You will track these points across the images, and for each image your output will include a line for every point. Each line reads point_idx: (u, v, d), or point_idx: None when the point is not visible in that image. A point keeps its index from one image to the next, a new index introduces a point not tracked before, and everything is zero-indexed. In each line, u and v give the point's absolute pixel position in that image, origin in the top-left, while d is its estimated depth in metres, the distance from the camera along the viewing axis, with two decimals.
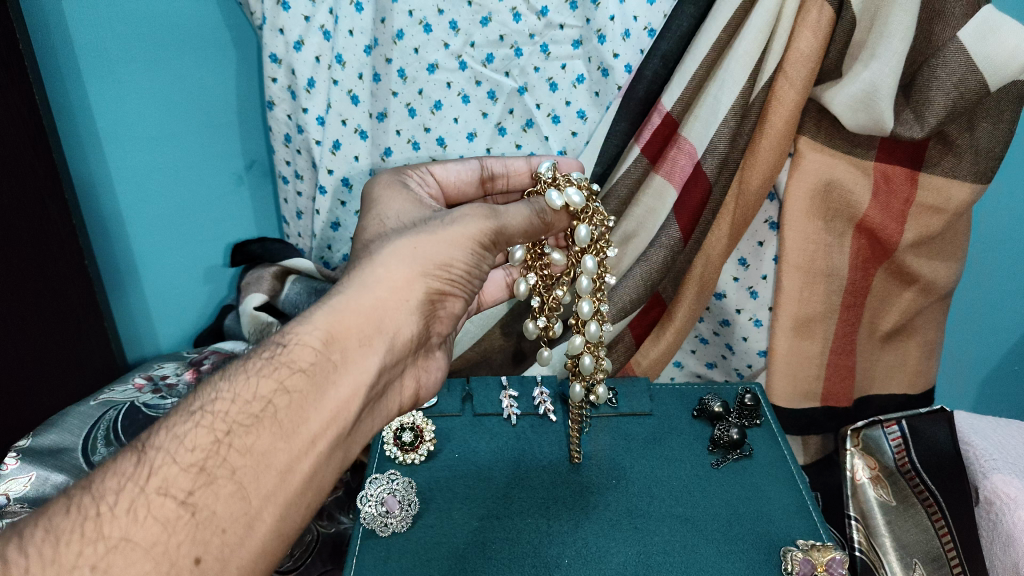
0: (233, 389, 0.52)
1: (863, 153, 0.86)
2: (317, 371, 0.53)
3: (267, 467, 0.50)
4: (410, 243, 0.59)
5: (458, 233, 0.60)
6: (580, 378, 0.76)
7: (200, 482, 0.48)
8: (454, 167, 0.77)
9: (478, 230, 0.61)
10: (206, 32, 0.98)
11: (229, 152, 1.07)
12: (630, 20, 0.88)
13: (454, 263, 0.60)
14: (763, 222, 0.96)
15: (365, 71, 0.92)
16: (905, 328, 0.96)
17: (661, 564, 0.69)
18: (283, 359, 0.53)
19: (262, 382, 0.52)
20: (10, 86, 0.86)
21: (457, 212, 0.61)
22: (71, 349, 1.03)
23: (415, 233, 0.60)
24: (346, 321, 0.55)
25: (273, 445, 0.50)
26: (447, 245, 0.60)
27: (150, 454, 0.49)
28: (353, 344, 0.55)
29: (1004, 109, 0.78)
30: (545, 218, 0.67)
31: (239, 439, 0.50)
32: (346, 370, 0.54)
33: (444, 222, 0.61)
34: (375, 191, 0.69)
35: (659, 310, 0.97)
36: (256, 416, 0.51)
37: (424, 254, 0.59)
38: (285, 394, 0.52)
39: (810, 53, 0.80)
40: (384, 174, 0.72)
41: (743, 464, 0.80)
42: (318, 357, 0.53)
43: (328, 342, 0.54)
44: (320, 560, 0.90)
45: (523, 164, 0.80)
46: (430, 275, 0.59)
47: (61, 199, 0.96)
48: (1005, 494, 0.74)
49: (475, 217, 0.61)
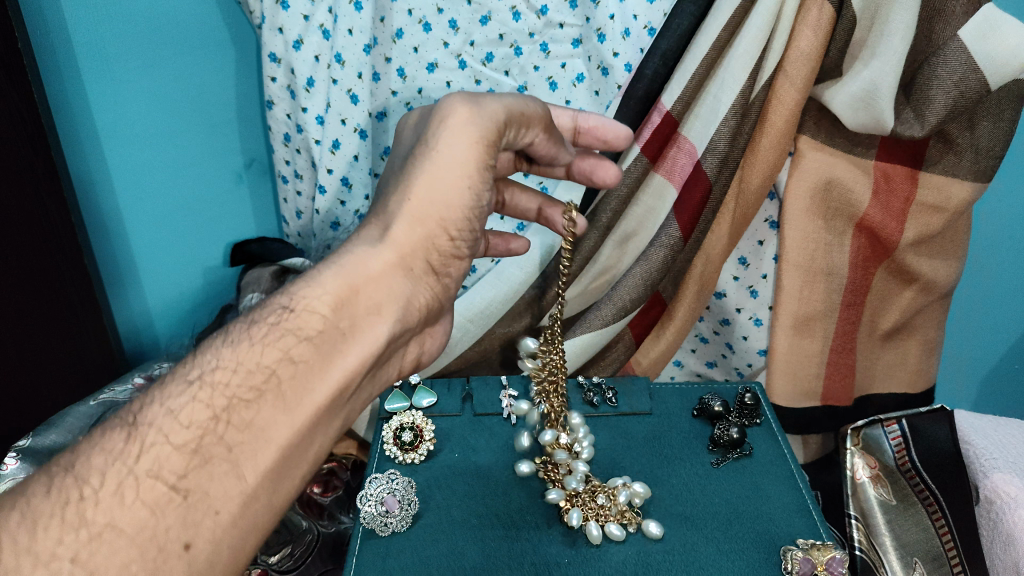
0: (235, 359, 0.52)
1: (863, 152, 0.86)
2: (324, 341, 0.53)
3: (267, 442, 0.50)
4: (401, 196, 0.57)
5: (450, 147, 0.56)
6: (610, 514, 0.72)
7: (194, 464, 0.48)
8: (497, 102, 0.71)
9: (466, 134, 0.56)
10: (207, 31, 0.98)
11: (229, 151, 1.08)
12: (629, 19, 0.87)
13: (454, 203, 0.57)
14: (763, 221, 0.96)
15: (365, 70, 0.91)
16: (905, 326, 0.96)
17: (661, 563, 0.69)
18: (290, 325, 0.53)
19: (266, 351, 0.52)
20: (10, 85, 0.85)
21: (440, 133, 0.57)
22: (70, 346, 1.03)
23: (405, 184, 0.57)
24: (356, 284, 0.55)
25: (273, 418, 0.50)
26: (444, 187, 0.57)
27: (141, 430, 0.48)
28: (362, 312, 0.55)
29: (1004, 107, 0.78)
30: (517, 111, 0.59)
31: (238, 413, 0.50)
32: (354, 339, 0.54)
33: (427, 145, 0.57)
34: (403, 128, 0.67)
35: (659, 309, 0.98)
36: (257, 389, 0.51)
37: (417, 203, 0.57)
38: (290, 364, 0.52)
39: (810, 52, 0.79)
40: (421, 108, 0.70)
41: (743, 463, 0.80)
42: (326, 324, 0.54)
43: (337, 306, 0.54)
44: (320, 560, 0.90)
45: (567, 120, 0.70)
46: (433, 235, 0.58)
47: (61, 197, 0.95)
48: (1005, 494, 0.73)
49: (458, 137, 0.56)
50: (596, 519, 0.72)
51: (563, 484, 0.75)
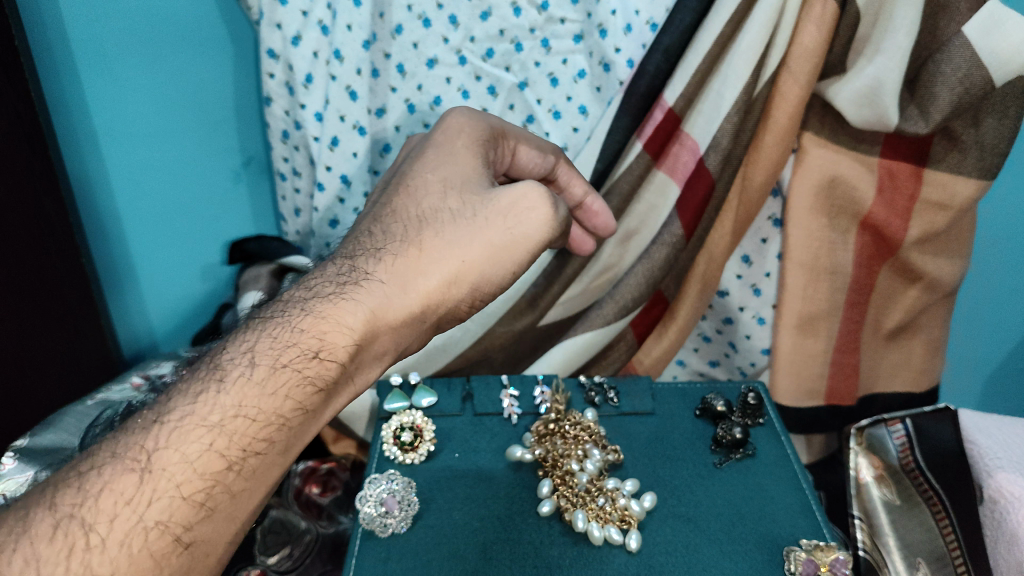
0: (255, 406, 0.53)
1: (867, 149, 0.85)
2: (334, 388, 0.57)
3: (261, 483, 0.54)
4: (459, 255, 0.62)
5: (525, 234, 0.64)
6: (610, 518, 0.72)
7: (201, 516, 0.50)
8: (535, 158, 0.78)
9: (541, 231, 0.65)
10: (205, 28, 0.96)
11: (229, 148, 1.07)
12: (631, 14, 0.86)
13: (489, 280, 0.64)
14: (766, 219, 0.94)
15: (364, 67, 0.90)
16: (910, 325, 0.95)
17: (663, 565, 0.69)
18: (310, 376, 0.55)
19: (286, 401, 0.54)
20: (8, 85, 0.85)
21: (512, 212, 0.64)
22: (67, 346, 1.02)
23: (462, 245, 0.62)
24: (378, 333, 0.59)
25: (270, 462, 0.55)
26: (489, 261, 0.63)
27: (154, 475, 0.49)
28: (370, 357, 0.60)
29: (1009, 105, 0.75)
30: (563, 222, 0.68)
31: (248, 463, 0.53)
32: (353, 380, 0.60)
33: (506, 217, 0.64)
34: (456, 135, 0.71)
35: (661, 308, 0.98)
36: (271, 437, 0.54)
37: (466, 271, 0.62)
38: (301, 413, 0.55)
39: (814, 47, 0.78)
40: (481, 125, 0.72)
41: (746, 463, 0.79)
42: (340, 374, 0.57)
43: (354, 355, 0.58)
44: (320, 560, 0.89)
45: (582, 191, 0.82)
46: (460, 299, 0.63)
47: (59, 197, 0.95)
48: (1009, 493, 0.69)
49: (529, 223, 0.65)
50: (605, 522, 0.71)
51: (563, 488, 0.75)
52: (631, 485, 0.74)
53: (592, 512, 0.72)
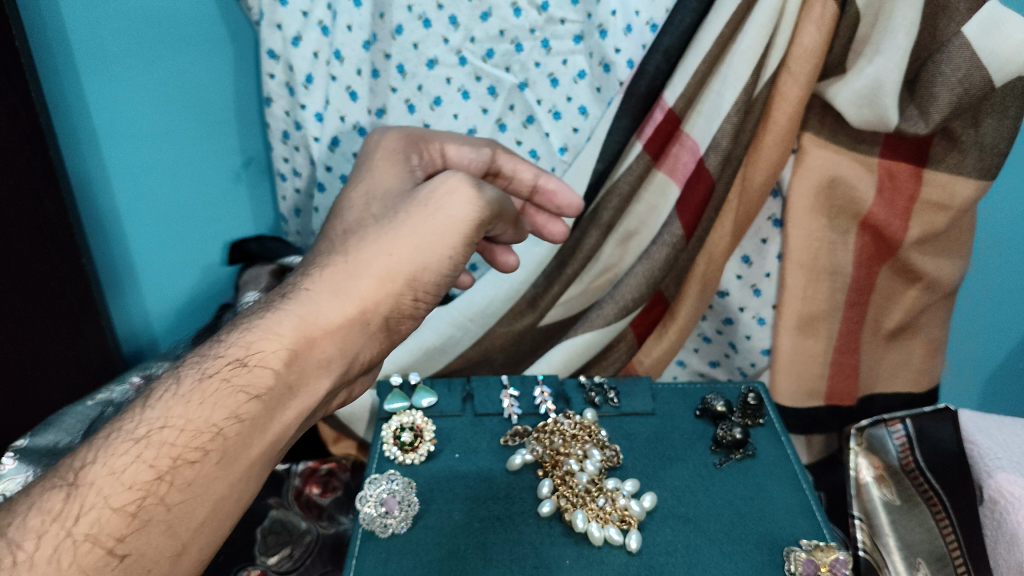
0: (183, 416, 0.52)
1: (867, 149, 0.85)
2: (272, 396, 0.55)
3: (203, 498, 0.52)
4: (385, 249, 0.60)
5: (451, 219, 0.61)
6: (610, 518, 0.72)
7: (133, 528, 0.49)
8: (466, 153, 0.75)
9: (468, 212, 0.62)
10: (205, 29, 0.96)
11: (229, 150, 1.07)
12: (631, 15, 0.86)
13: (425, 271, 0.61)
14: (766, 219, 0.94)
15: (363, 67, 0.91)
16: (910, 325, 0.95)
17: (663, 565, 0.69)
18: (240, 383, 0.54)
19: (216, 409, 0.53)
20: (9, 86, 0.85)
21: (439, 198, 0.62)
22: (68, 346, 1.02)
23: (390, 238, 0.60)
24: (312, 337, 0.57)
25: (213, 475, 0.52)
26: (423, 251, 0.60)
27: (82, 491, 0.48)
28: (313, 366, 0.57)
29: (1010, 105, 0.76)
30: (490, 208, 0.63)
31: (181, 473, 0.51)
32: (299, 392, 0.57)
33: (428, 207, 0.62)
34: (375, 155, 0.72)
35: (661, 308, 0.98)
36: (204, 448, 0.52)
37: (396, 264, 0.60)
38: (236, 423, 0.53)
39: (814, 48, 0.79)
40: (397, 135, 0.73)
41: (746, 463, 0.79)
42: (277, 381, 0.55)
43: (290, 361, 0.56)
44: (320, 561, 0.88)
45: (531, 176, 0.76)
46: (399, 293, 0.60)
47: (59, 197, 0.95)
48: (1009, 493, 0.69)
49: (456, 209, 0.62)
50: (605, 522, 0.71)
51: (562, 488, 0.75)
52: (632, 485, 0.75)
53: (593, 512, 0.72)
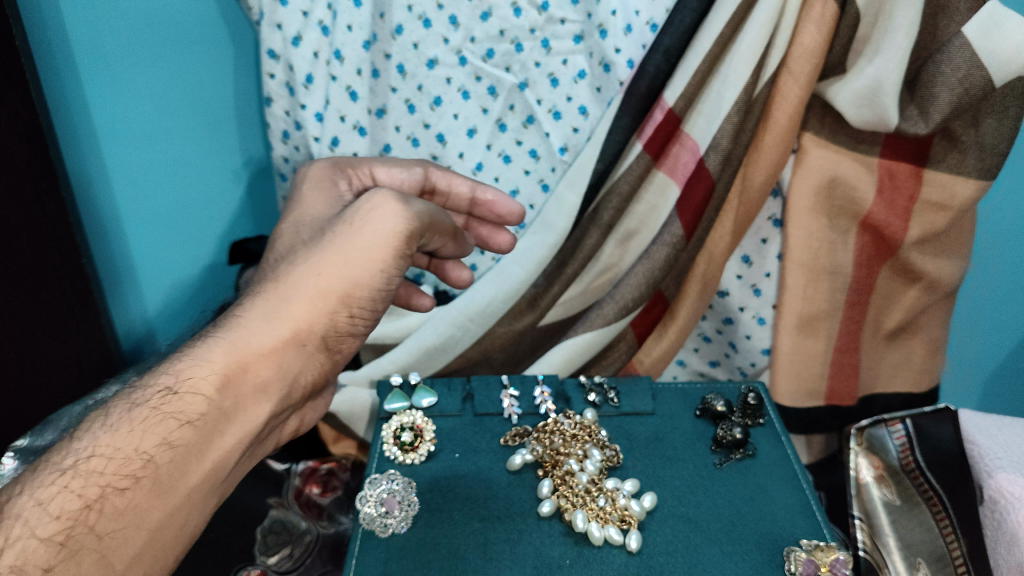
0: (112, 444, 0.51)
1: (867, 150, 0.86)
2: (207, 421, 0.54)
3: (138, 527, 0.50)
4: (314, 270, 0.60)
5: (380, 231, 0.61)
6: (610, 518, 0.72)
7: (61, 556, 0.47)
8: (397, 174, 0.77)
9: (396, 225, 0.62)
10: (204, 28, 0.97)
11: (228, 149, 1.07)
12: (631, 15, 0.86)
13: (358, 287, 0.61)
14: (766, 219, 0.95)
15: (364, 67, 0.91)
16: (910, 325, 0.95)
17: (663, 565, 0.69)
18: (171, 409, 0.53)
19: (147, 436, 0.52)
20: (9, 85, 0.85)
21: (366, 214, 0.62)
22: (69, 347, 1.02)
23: (320, 257, 0.60)
24: (246, 360, 0.57)
25: (148, 502, 0.51)
26: (355, 267, 0.60)
27: (7, 523, 0.47)
28: (248, 391, 0.57)
29: (1010, 105, 0.76)
30: (419, 220, 0.64)
31: (111, 502, 0.50)
32: (235, 417, 0.56)
33: (354, 224, 0.62)
34: (304, 186, 0.73)
35: (661, 307, 0.98)
36: (135, 476, 0.51)
37: (327, 281, 0.60)
38: (168, 449, 0.52)
39: (814, 48, 0.79)
40: (321, 165, 0.75)
41: (746, 463, 0.79)
42: (211, 406, 0.54)
43: (222, 387, 0.55)
44: (320, 561, 0.88)
45: (466, 189, 0.78)
46: (334, 311, 0.60)
47: (59, 197, 0.96)
48: (1009, 493, 0.70)
49: (383, 223, 0.61)
50: (603, 520, 0.71)
51: (561, 486, 0.75)
52: (631, 484, 0.75)
53: (593, 511, 0.72)
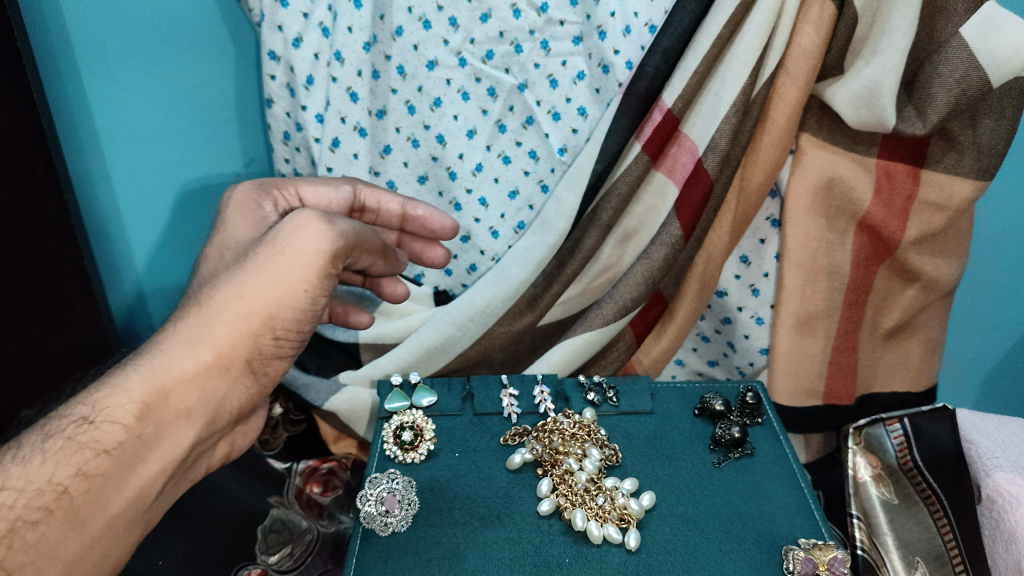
0: (27, 476, 0.56)
1: (864, 150, 0.86)
2: (123, 451, 0.58)
3: (53, 557, 0.55)
4: (236, 294, 0.62)
5: (301, 254, 0.63)
6: (610, 517, 0.73)
7: None
8: (324, 194, 0.81)
9: (317, 247, 0.64)
10: (207, 32, 0.97)
11: (229, 151, 1.07)
12: (630, 16, 0.87)
13: (280, 312, 0.64)
14: (763, 219, 0.95)
15: (364, 68, 0.92)
16: (907, 325, 0.96)
17: (662, 564, 0.69)
18: (87, 440, 0.58)
19: (61, 467, 0.57)
20: (10, 86, 0.85)
21: (287, 236, 0.64)
22: (70, 347, 1.02)
23: (241, 280, 0.63)
24: (165, 388, 0.60)
25: (63, 533, 0.56)
26: (276, 290, 0.63)
27: None
28: (169, 418, 0.61)
29: (1007, 105, 0.77)
30: (343, 241, 0.66)
31: (22, 535, 0.55)
32: (154, 445, 0.60)
33: (276, 247, 0.64)
34: (228, 211, 0.78)
35: (660, 307, 0.99)
36: (47, 507, 0.56)
37: (249, 305, 0.63)
38: (82, 479, 0.57)
39: (811, 50, 0.79)
40: (247, 187, 0.80)
41: (744, 462, 0.80)
42: (127, 435, 0.58)
43: (141, 415, 0.59)
44: (320, 560, 0.89)
45: (396, 205, 0.84)
46: (257, 333, 0.64)
47: (61, 199, 0.95)
48: (1007, 493, 0.70)
49: (303, 245, 0.63)
50: (603, 519, 0.72)
51: (562, 485, 0.76)
52: (631, 484, 0.75)
53: (592, 510, 0.73)
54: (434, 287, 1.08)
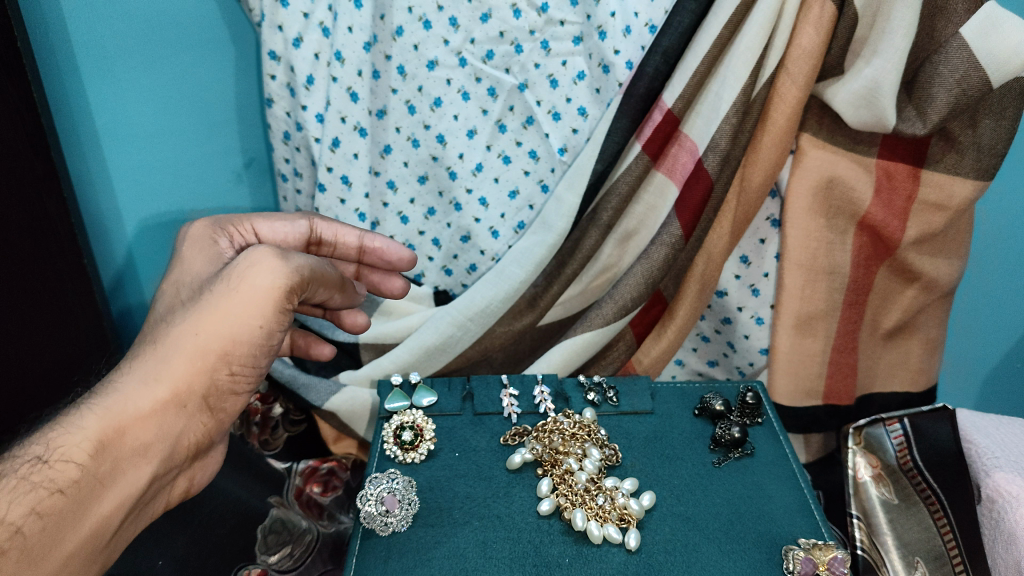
0: None
1: (864, 150, 0.86)
2: (80, 488, 0.53)
3: None
4: (191, 329, 0.59)
5: (256, 287, 0.60)
6: (610, 517, 0.73)
7: None
8: (279, 228, 0.79)
9: (274, 280, 0.61)
10: (206, 31, 0.97)
11: (228, 149, 1.07)
12: (630, 16, 0.87)
13: (236, 346, 0.60)
14: (764, 219, 0.95)
15: (365, 68, 0.92)
16: (908, 325, 0.96)
17: (663, 564, 0.69)
18: (41, 480, 0.52)
19: (12, 507, 0.51)
20: (10, 84, 0.85)
21: (243, 269, 0.61)
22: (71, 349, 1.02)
23: (195, 315, 0.59)
24: (122, 424, 0.56)
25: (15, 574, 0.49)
26: (231, 325, 0.59)
27: None
28: (127, 454, 0.56)
29: (1006, 105, 0.77)
30: (300, 275, 0.64)
31: None
32: (112, 483, 0.55)
33: (232, 281, 0.61)
34: (183, 246, 0.74)
35: (660, 307, 0.99)
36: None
37: (204, 341, 0.59)
38: (36, 519, 0.51)
39: (812, 50, 0.79)
40: (201, 224, 0.76)
41: (744, 462, 0.80)
42: (84, 473, 0.53)
43: (97, 452, 0.54)
44: (320, 560, 0.89)
45: (353, 238, 0.82)
46: (213, 369, 0.60)
47: (60, 197, 0.95)
48: (1006, 492, 0.70)
49: (259, 279, 0.61)
50: (603, 519, 0.72)
51: (562, 485, 0.76)
52: (631, 483, 0.75)
53: (592, 509, 0.73)
54: (433, 287, 1.09)
